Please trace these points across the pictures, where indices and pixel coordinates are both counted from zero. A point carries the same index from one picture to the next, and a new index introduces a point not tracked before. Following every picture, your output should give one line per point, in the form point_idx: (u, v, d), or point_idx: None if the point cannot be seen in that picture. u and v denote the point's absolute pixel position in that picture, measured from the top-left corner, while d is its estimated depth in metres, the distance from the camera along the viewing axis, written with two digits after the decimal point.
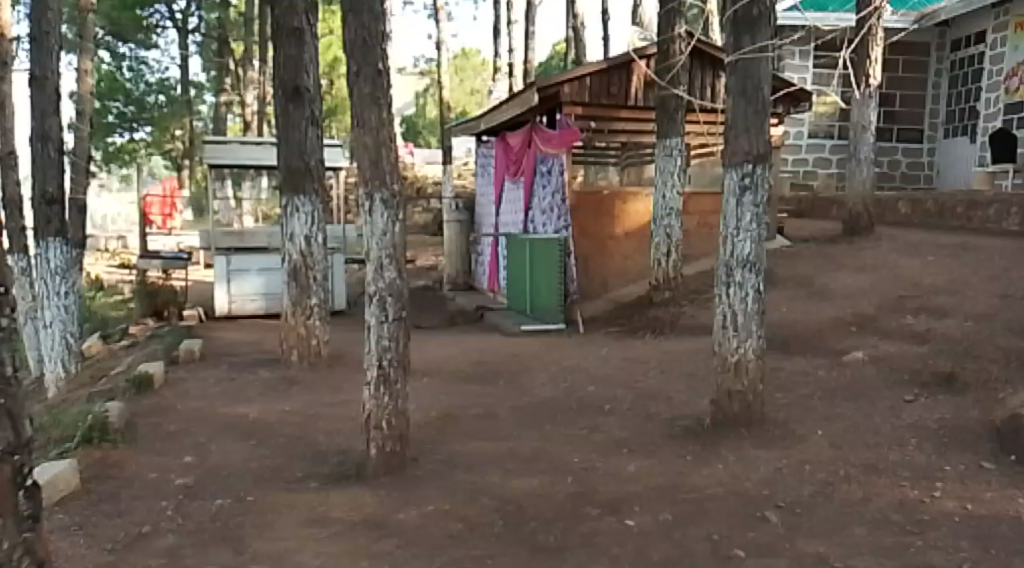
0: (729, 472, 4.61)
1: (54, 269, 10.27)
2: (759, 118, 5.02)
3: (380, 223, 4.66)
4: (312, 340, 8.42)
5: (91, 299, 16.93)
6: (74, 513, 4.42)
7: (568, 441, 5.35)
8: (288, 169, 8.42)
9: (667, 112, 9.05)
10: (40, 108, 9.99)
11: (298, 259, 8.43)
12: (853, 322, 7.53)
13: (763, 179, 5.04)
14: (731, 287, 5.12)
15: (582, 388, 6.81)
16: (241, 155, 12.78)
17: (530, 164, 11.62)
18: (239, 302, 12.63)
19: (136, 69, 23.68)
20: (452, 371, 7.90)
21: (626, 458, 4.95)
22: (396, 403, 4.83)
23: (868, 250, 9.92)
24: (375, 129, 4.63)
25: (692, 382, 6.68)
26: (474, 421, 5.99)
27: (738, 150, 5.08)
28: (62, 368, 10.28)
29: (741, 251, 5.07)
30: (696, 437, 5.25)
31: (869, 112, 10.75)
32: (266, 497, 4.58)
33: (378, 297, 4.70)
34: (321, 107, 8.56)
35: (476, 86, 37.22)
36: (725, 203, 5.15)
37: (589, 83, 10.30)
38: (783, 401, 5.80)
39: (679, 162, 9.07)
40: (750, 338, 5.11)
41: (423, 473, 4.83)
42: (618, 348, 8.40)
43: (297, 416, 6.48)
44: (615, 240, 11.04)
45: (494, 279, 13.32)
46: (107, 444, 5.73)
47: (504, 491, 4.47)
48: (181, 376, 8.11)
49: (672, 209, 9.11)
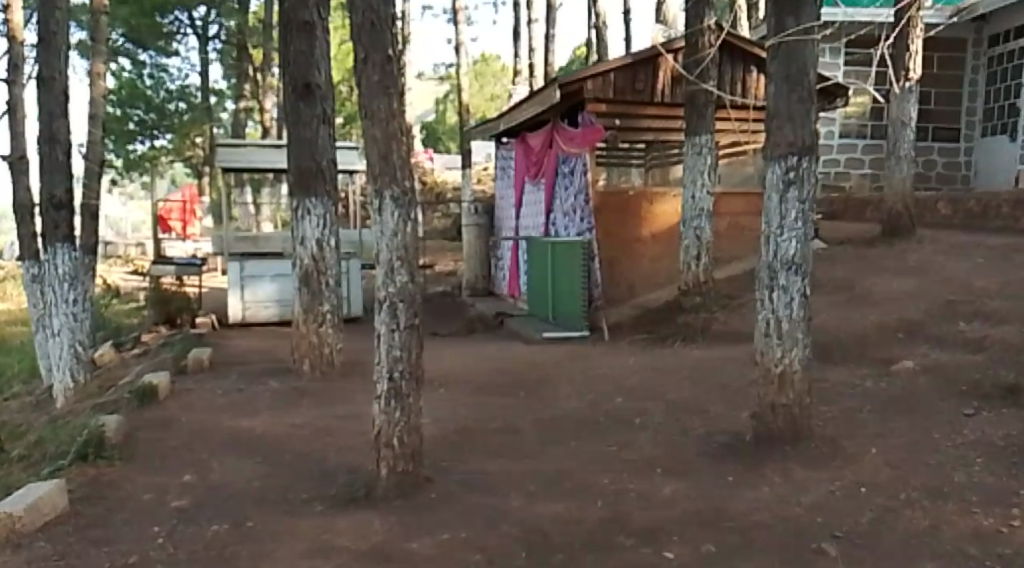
0: (776, 496, 4.16)
1: (62, 276, 9.90)
2: (803, 105, 4.59)
3: (390, 223, 4.28)
4: (324, 348, 8.04)
5: (106, 306, 16.72)
6: (57, 539, 4.05)
7: (597, 460, 4.92)
8: (299, 170, 8.06)
9: (697, 108, 8.62)
10: (49, 110, 9.69)
11: (310, 263, 8.09)
12: (900, 328, 7.05)
13: (810, 173, 4.59)
14: (775, 291, 4.68)
15: (609, 399, 6.38)
16: (255, 159, 12.47)
17: (551, 165, 11.22)
18: (253, 308, 12.30)
19: (156, 77, 23.58)
20: (471, 380, 7.50)
21: (661, 479, 4.52)
22: (409, 418, 4.43)
23: (909, 251, 9.43)
24: (385, 121, 4.23)
25: (728, 394, 6.23)
26: (494, 436, 5.57)
27: (781, 142, 4.63)
28: (71, 377, 10.00)
29: (786, 252, 4.62)
30: (736, 455, 4.80)
31: (909, 108, 10.33)
32: (269, 522, 4.18)
33: (389, 303, 4.29)
34: (333, 105, 8.21)
35: (496, 91, 36.93)
36: (767, 199, 4.71)
37: (613, 79, 9.89)
38: (829, 415, 5.34)
39: (709, 160, 8.65)
40: (795, 347, 4.66)
41: (438, 496, 4.41)
42: (646, 357, 7.96)
43: (306, 430, 6.10)
44: (641, 242, 10.63)
45: (514, 285, 12.93)
46: (103, 461, 5.36)
47: (528, 517, 4.04)
48: (189, 387, 7.76)
49: (702, 210, 8.70)
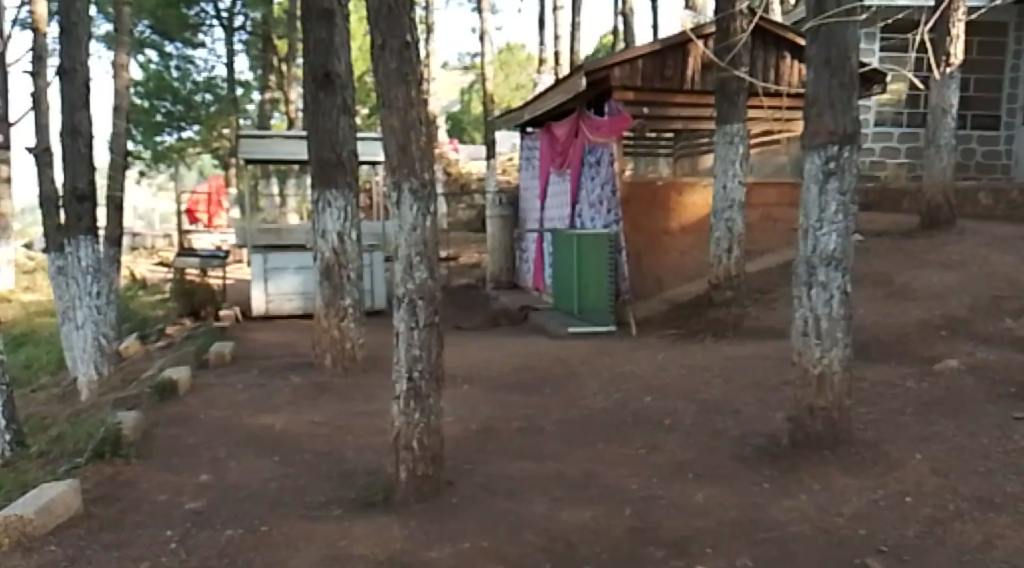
0: (816, 505, 3.94)
1: (85, 269, 9.83)
2: (845, 91, 4.34)
3: (408, 217, 4.11)
4: (346, 343, 7.93)
5: (132, 298, 16.76)
6: (69, 543, 3.91)
7: (625, 463, 4.72)
8: (319, 162, 7.92)
9: (727, 95, 8.38)
10: (70, 102, 9.62)
11: (330, 256, 7.94)
12: (942, 326, 6.77)
13: (851, 163, 4.34)
14: (813, 288, 4.45)
15: (638, 398, 6.19)
16: (277, 150, 12.33)
17: (577, 155, 10.99)
18: (277, 301, 12.26)
19: (183, 69, 23.59)
20: (496, 377, 7.33)
21: (693, 486, 4.31)
22: (429, 419, 4.26)
23: (950, 244, 9.10)
24: (404, 110, 4.06)
25: (761, 393, 6.01)
26: (518, 437, 5.40)
27: (821, 130, 4.38)
28: (94, 370, 9.96)
29: (826, 247, 4.39)
30: (772, 460, 4.59)
31: (951, 95, 10.15)
32: (285, 527, 4.03)
33: (408, 299, 4.12)
34: (354, 95, 8.04)
35: (522, 81, 36.60)
36: (806, 191, 4.47)
37: (641, 66, 9.64)
38: (869, 417, 5.11)
39: (741, 149, 8.40)
40: (834, 347, 4.43)
41: (459, 500, 4.24)
42: (675, 353, 7.75)
43: (326, 428, 5.97)
44: (670, 235, 10.40)
45: (538, 278, 12.74)
46: (120, 459, 5.25)
47: (554, 526, 3.86)
48: (209, 381, 7.68)
49: (733, 201, 8.44)
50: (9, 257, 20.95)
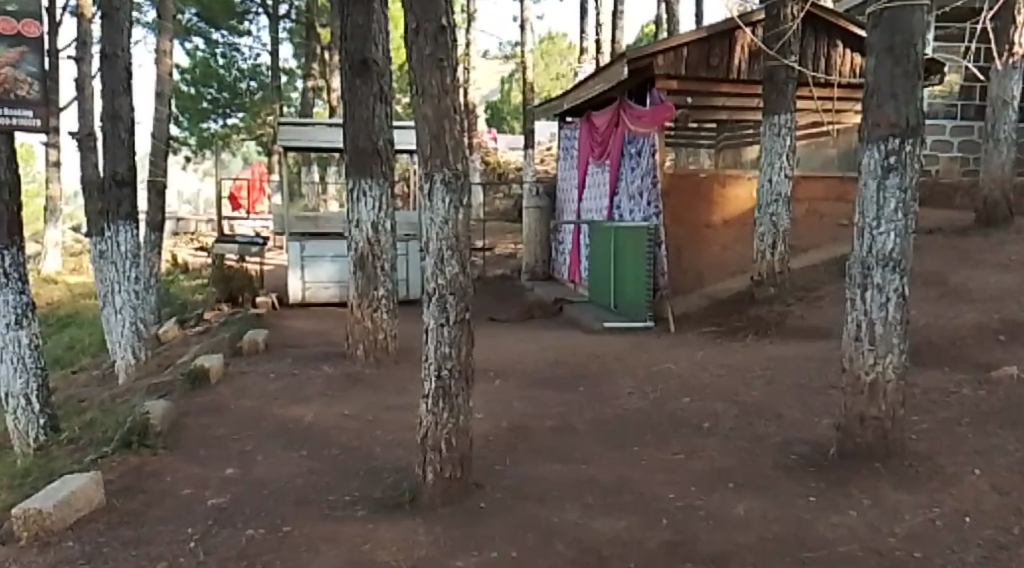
0: (865, 523, 3.72)
1: (124, 254, 9.74)
2: (908, 80, 4.07)
3: (440, 209, 3.94)
4: (379, 333, 7.83)
5: (172, 282, 16.89)
6: (86, 540, 3.83)
7: (662, 469, 4.52)
8: (355, 150, 7.80)
9: (776, 85, 8.11)
10: (111, 87, 9.60)
11: (365, 246, 7.82)
12: (1001, 329, 6.44)
13: (913, 157, 4.09)
14: (868, 290, 4.21)
15: (676, 398, 5.97)
16: (315, 137, 12.17)
17: (618, 145, 10.71)
18: (313, 289, 12.24)
19: (228, 56, 23.83)
20: (530, 372, 7.16)
21: (734, 496, 4.10)
22: (458, 419, 4.10)
23: (1008, 243, 8.70)
24: (437, 97, 3.89)
25: (806, 397, 5.76)
26: (551, 436, 5.23)
27: (881, 121, 4.12)
28: (133, 354, 10.00)
29: (883, 247, 4.15)
30: (818, 471, 4.36)
31: (1014, 87, 9.57)
32: (307, 527, 3.91)
33: (438, 295, 3.95)
34: (390, 81, 7.87)
35: (562, 70, 36.14)
36: (862, 186, 4.23)
37: (686, 53, 9.31)
38: (922, 427, 4.86)
39: (788, 141, 8.13)
40: (889, 353, 4.21)
41: (487, 504, 4.07)
42: (714, 351, 7.50)
43: (356, 421, 5.86)
44: (712, 228, 10.10)
45: (574, 270, 12.50)
46: (146, 450, 5.18)
47: (586, 536, 3.68)
48: (242, 369, 7.62)
49: (780, 195, 8.18)
50: (57, 239, 21.18)
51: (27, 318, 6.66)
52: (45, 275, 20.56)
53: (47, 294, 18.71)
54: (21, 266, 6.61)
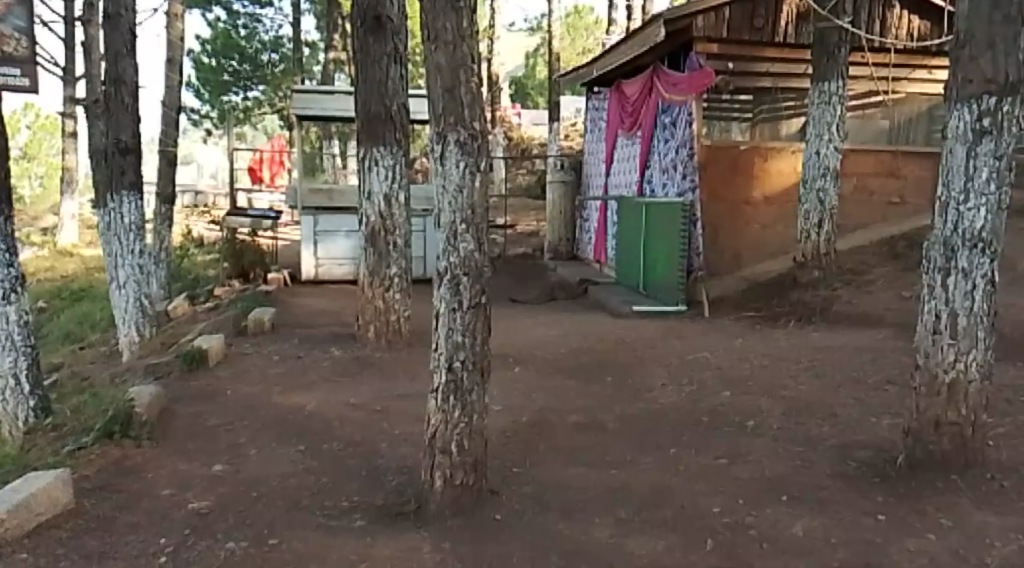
0: (948, 550, 3.15)
1: (128, 225, 9.20)
2: (1010, 28, 3.46)
3: (454, 174, 3.38)
4: (391, 315, 7.29)
5: (186, 257, 16.45)
6: (43, 551, 3.36)
7: (704, 477, 3.97)
8: (367, 115, 7.23)
9: (826, 49, 7.48)
10: (114, 49, 9.05)
11: (376, 221, 7.26)
12: None
13: (1010, 119, 3.47)
14: (950, 275, 3.62)
15: (714, 393, 5.39)
16: (331, 106, 11.54)
17: (650, 115, 10.05)
18: (326, 265, 11.77)
19: (249, 27, 23.31)
20: (552, 359, 6.60)
21: (788, 512, 3.53)
22: (470, 419, 3.54)
23: None
24: (451, 45, 3.31)
25: (862, 393, 5.17)
26: (576, 434, 4.68)
27: (974, 78, 3.50)
28: (136, 332, 9.47)
29: (972, 225, 3.55)
30: (884, 483, 3.79)
31: None
32: (294, 540, 3.40)
33: (449, 275, 3.40)
34: (406, 40, 7.30)
35: (589, 45, 35.13)
36: (947, 154, 3.62)
37: (728, 15, 8.63)
38: (1002, 432, 4.26)
39: (839, 110, 7.46)
40: (974, 349, 3.63)
41: (503, 516, 3.54)
42: (755, 339, 6.88)
43: (363, 412, 5.34)
44: (752, 205, 9.46)
45: (600, 249, 11.90)
46: (129, 441, 4.69)
47: (617, 558, 3.15)
48: (245, 351, 7.11)
49: (828, 169, 7.52)
50: (74, 212, 20.93)
51: (15, 293, 6.17)
52: (61, 248, 20.19)
53: (61, 267, 18.34)
54: (9, 236, 6.12)
